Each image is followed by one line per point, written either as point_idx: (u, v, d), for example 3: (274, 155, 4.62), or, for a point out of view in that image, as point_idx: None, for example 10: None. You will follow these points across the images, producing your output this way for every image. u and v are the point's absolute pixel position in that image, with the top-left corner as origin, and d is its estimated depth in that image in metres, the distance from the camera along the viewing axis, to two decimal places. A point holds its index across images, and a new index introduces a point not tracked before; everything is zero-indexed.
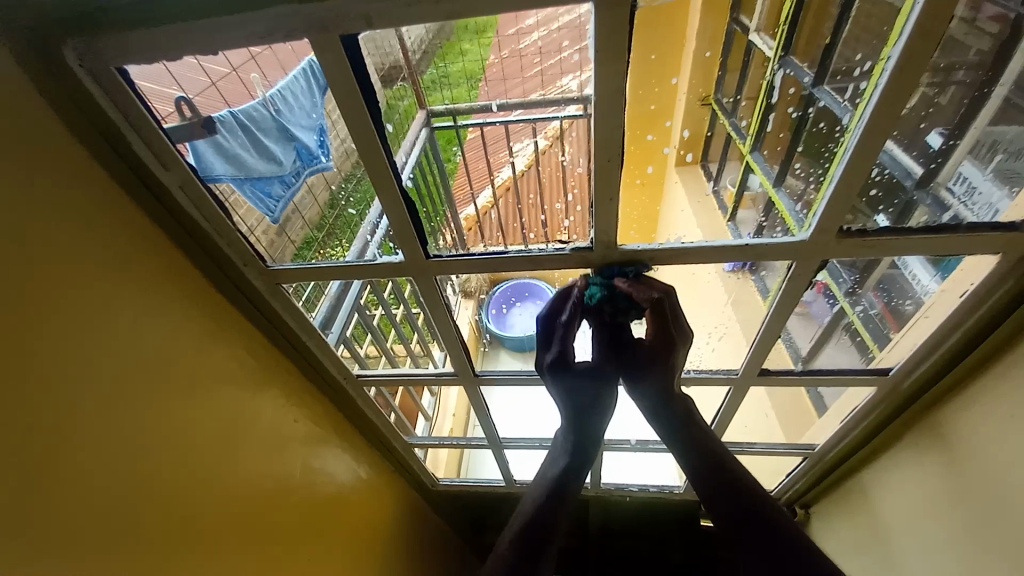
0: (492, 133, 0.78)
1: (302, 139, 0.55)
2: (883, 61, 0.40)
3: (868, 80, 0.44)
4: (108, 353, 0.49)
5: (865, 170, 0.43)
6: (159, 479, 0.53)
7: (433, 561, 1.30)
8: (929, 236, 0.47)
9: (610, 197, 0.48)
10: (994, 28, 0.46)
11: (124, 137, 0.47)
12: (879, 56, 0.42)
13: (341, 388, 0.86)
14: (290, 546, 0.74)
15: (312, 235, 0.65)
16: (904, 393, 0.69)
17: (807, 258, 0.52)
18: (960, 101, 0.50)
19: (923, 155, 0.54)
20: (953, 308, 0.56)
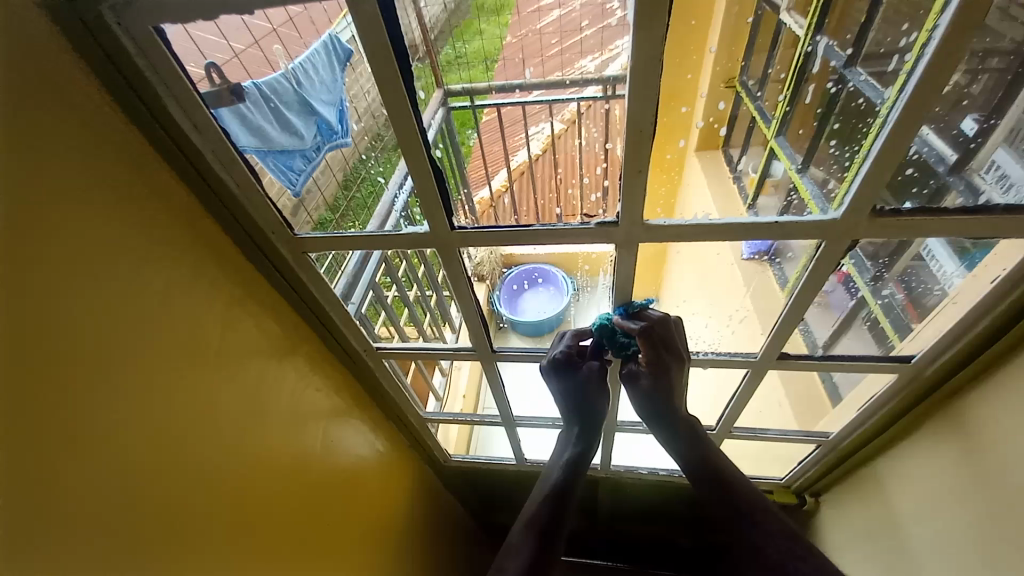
0: (510, 114, 0.75)
1: (323, 114, 0.55)
2: (928, 33, 0.38)
3: (905, 63, 0.44)
4: (142, 311, 0.50)
5: (902, 147, 0.42)
6: (188, 435, 0.56)
7: (444, 535, 1.33)
8: (962, 217, 0.47)
9: (639, 171, 0.47)
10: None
11: (160, 101, 0.48)
12: (923, 30, 0.41)
13: (361, 361, 0.87)
14: (300, 549, 0.74)
15: (327, 215, 0.64)
16: (925, 381, 0.69)
17: (836, 239, 0.51)
18: (997, 84, 0.48)
19: (956, 141, 0.52)
20: (981, 295, 0.55)
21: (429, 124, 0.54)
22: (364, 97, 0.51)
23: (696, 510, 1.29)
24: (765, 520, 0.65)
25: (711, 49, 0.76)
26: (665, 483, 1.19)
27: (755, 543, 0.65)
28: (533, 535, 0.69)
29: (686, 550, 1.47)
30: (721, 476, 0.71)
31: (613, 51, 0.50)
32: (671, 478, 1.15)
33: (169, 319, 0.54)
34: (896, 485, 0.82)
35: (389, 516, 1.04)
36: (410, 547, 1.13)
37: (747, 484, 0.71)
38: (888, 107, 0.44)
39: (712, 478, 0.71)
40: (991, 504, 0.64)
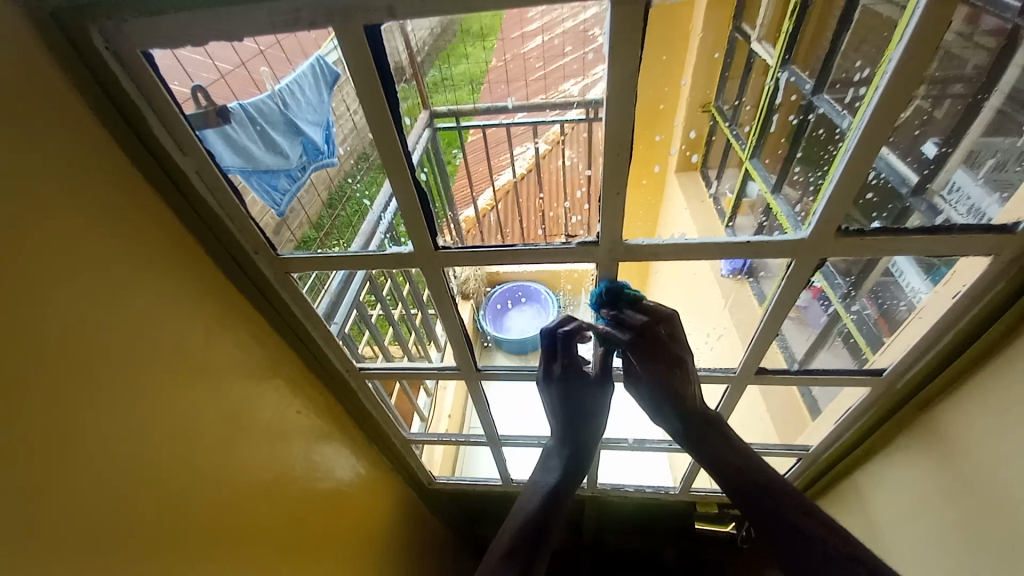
0: (494, 135, 0.76)
1: (309, 134, 0.56)
2: (884, 64, 0.41)
3: (862, 102, 0.45)
4: (121, 332, 0.49)
5: (864, 169, 0.45)
6: (168, 458, 0.54)
7: (427, 560, 1.30)
8: (925, 236, 0.49)
9: (617, 191, 0.49)
10: (992, 42, 0.47)
11: (146, 123, 0.48)
12: (879, 63, 0.44)
13: (343, 381, 0.86)
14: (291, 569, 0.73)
15: (311, 234, 0.63)
16: (898, 393, 0.71)
17: (807, 257, 0.53)
18: (956, 110, 0.52)
19: (918, 162, 0.55)
20: (946, 309, 0.58)
21: (413, 149, 0.55)
22: (350, 119, 0.53)
23: (683, 529, 1.28)
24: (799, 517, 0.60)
25: (682, 80, 0.72)
26: (651, 501, 1.19)
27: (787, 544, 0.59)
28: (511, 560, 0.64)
29: (672, 569, 1.47)
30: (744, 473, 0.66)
31: (593, 78, 0.54)
32: (657, 495, 1.15)
33: (149, 339, 0.53)
34: (875, 497, 0.83)
35: (368, 540, 1.00)
36: (391, 571, 1.09)
37: (776, 479, 0.65)
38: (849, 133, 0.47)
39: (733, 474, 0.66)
40: (968, 512, 0.65)
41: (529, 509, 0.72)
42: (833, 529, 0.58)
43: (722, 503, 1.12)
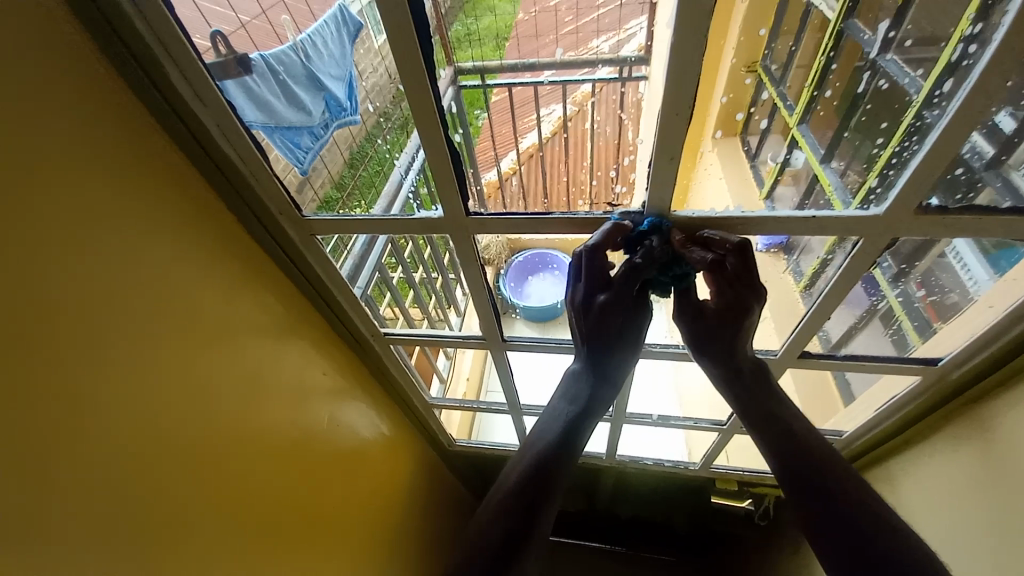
0: (520, 94, 0.68)
1: (332, 89, 0.53)
2: (973, 16, 0.39)
3: (952, 33, 0.43)
4: (142, 292, 0.49)
5: (958, 140, 0.40)
6: (191, 414, 0.55)
7: (447, 517, 1.35)
8: (1013, 217, 0.44)
9: (669, 157, 0.45)
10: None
11: (159, 69, 0.45)
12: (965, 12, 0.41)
13: (367, 345, 0.86)
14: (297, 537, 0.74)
15: (333, 193, 0.61)
16: (949, 384, 0.67)
17: (875, 237, 0.49)
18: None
19: (996, 139, 0.47)
20: (1018, 299, 0.54)
21: (448, 103, 0.51)
22: (374, 75, 0.50)
23: (699, 501, 1.29)
24: (846, 480, 0.61)
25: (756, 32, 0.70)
26: (670, 474, 1.19)
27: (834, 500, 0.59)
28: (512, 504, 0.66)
29: (686, 536, 1.52)
30: (798, 440, 0.64)
31: (628, 32, 0.59)
32: (675, 469, 1.15)
33: (172, 299, 0.53)
34: (910, 487, 0.80)
35: (364, 514, 0.93)
36: (397, 528, 1.07)
37: (815, 435, 0.65)
38: (942, 99, 0.41)
39: (790, 442, 0.64)
40: (1011, 507, 0.62)
41: (542, 450, 0.70)
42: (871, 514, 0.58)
43: (742, 480, 1.11)
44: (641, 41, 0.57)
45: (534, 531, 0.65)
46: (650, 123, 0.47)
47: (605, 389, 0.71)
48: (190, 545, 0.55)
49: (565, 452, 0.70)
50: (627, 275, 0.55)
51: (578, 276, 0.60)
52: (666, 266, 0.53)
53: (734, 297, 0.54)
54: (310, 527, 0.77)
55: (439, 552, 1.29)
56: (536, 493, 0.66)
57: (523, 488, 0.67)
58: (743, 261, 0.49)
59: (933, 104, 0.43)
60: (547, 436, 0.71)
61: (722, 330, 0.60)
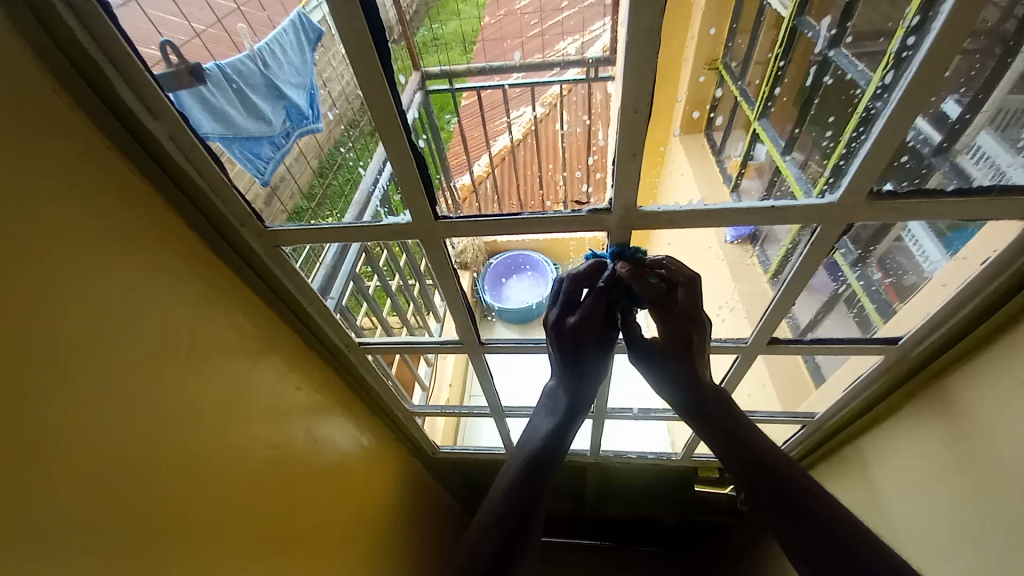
0: (490, 98, 0.71)
1: (292, 97, 0.52)
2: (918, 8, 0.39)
3: (898, 27, 0.44)
4: (104, 314, 0.47)
5: (903, 127, 0.41)
6: (162, 440, 0.53)
7: (434, 527, 1.33)
8: (959, 199, 0.46)
9: (633, 154, 0.46)
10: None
11: (107, 82, 0.43)
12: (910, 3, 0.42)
13: (342, 357, 0.85)
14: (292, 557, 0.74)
15: (303, 204, 0.60)
16: (911, 361, 0.70)
17: (832, 223, 0.50)
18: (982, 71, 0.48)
19: (943, 126, 0.52)
20: (971, 276, 0.56)
21: (408, 110, 0.50)
22: (339, 84, 0.50)
23: (682, 492, 1.31)
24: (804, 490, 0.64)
25: (711, 29, 0.68)
26: (654, 467, 1.21)
27: (789, 511, 0.63)
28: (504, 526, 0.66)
29: (672, 529, 1.54)
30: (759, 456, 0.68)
31: (591, 35, 0.56)
32: (659, 461, 1.17)
33: (136, 321, 0.50)
34: (880, 463, 0.84)
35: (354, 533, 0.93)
36: (382, 549, 1.04)
37: (778, 453, 0.69)
38: (886, 91, 0.43)
39: (751, 458, 0.68)
40: (974, 474, 0.65)
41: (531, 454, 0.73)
42: (831, 506, 0.62)
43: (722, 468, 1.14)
44: (604, 42, 0.53)
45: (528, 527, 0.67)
46: (613, 121, 0.47)
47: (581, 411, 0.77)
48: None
49: (550, 455, 0.73)
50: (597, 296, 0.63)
51: (554, 298, 0.68)
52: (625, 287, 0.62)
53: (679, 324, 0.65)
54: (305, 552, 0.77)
55: (427, 563, 1.27)
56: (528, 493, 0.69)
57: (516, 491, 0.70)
58: (689, 287, 0.61)
59: (879, 95, 0.45)
60: (535, 438, 0.75)
61: (675, 355, 0.68)
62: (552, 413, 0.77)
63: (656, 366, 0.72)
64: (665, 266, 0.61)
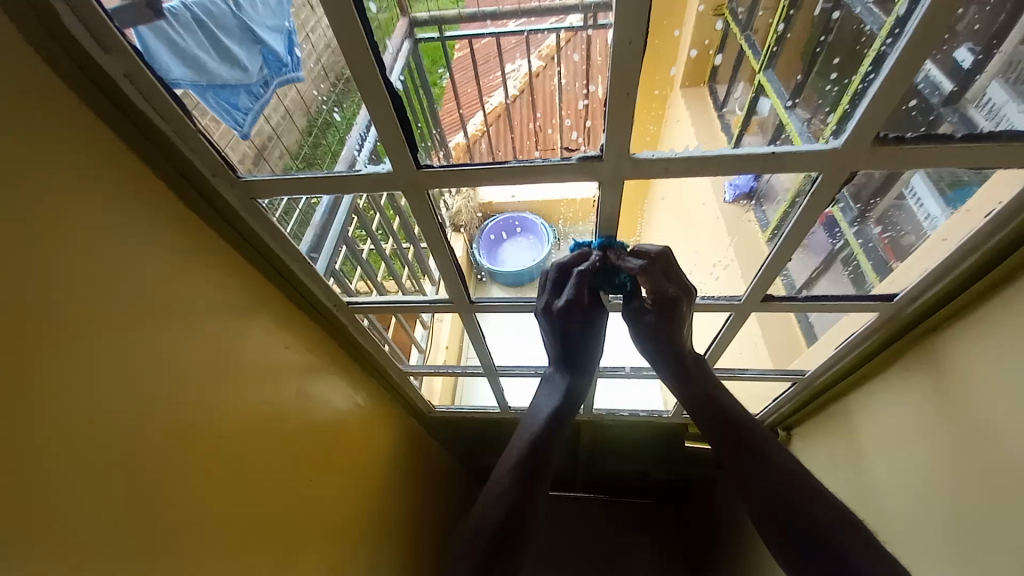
0: (483, 49, 0.66)
1: (268, 42, 0.48)
2: None
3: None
4: (82, 265, 0.45)
5: (916, 61, 0.38)
6: (149, 392, 0.52)
7: (430, 482, 1.38)
8: (965, 145, 0.44)
9: (626, 95, 0.43)
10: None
11: (55, 15, 0.40)
12: None
13: (332, 315, 0.84)
14: (284, 539, 0.75)
15: (292, 165, 0.57)
16: (902, 318, 0.70)
17: (833, 171, 0.48)
18: (994, 16, 0.47)
19: (954, 74, 0.50)
20: (972, 231, 0.55)
21: (390, 67, 0.48)
22: (319, 35, 0.46)
23: (672, 447, 1.35)
24: (775, 452, 0.69)
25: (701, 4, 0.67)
26: (643, 424, 1.24)
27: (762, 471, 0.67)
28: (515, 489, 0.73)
29: (660, 483, 1.60)
30: (737, 422, 0.72)
31: None
32: (649, 418, 1.20)
33: (118, 273, 0.49)
34: (864, 417, 0.85)
35: (346, 517, 0.94)
36: (378, 507, 1.07)
37: (749, 420, 0.73)
38: (897, 28, 0.41)
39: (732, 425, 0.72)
40: (955, 425, 0.67)
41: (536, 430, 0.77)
42: (819, 493, 0.65)
43: None
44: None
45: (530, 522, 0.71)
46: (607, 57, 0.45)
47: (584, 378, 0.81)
48: (166, 523, 0.54)
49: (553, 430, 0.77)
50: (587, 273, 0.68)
51: (556, 287, 0.72)
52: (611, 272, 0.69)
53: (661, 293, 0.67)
54: (303, 531, 0.80)
55: (426, 514, 1.33)
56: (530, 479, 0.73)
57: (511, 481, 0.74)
58: (665, 262, 0.67)
59: (892, 34, 0.42)
60: (538, 418, 0.79)
61: (659, 322, 0.71)
62: (555, 387, 0.82)
63: (642, 338, 0.75)
64: (644, 249, 0.67)
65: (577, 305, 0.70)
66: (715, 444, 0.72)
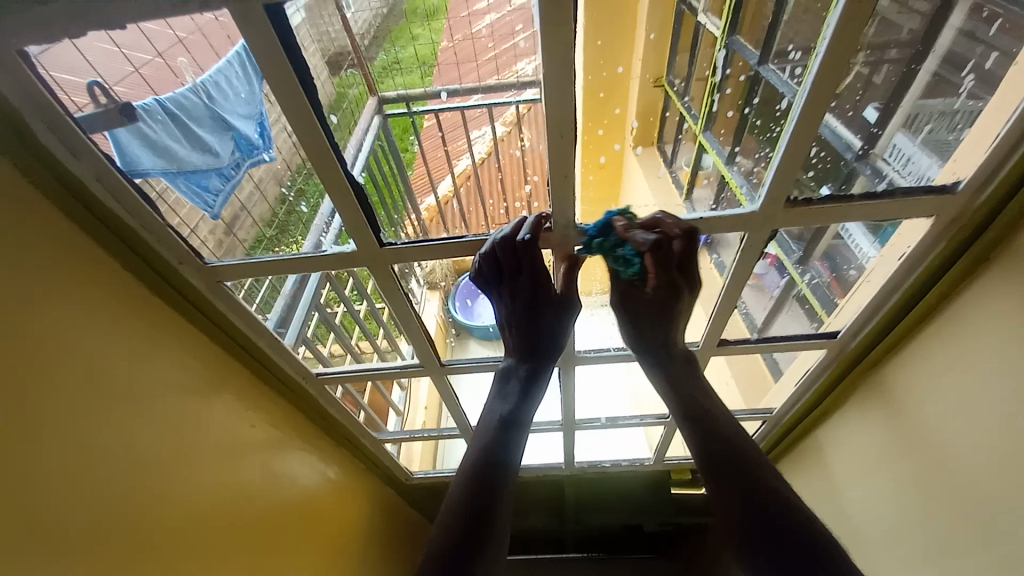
0: (449, 120, 0.73)
1: (240, 128, 0.52)
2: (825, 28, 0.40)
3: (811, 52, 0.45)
4: (34, 372, 0.45)
5: (809, 138, 0.44)
6: (107, 495, 0.50)
7: (412, 556, 1.30)
8: (867, 202, 0.50)
9: (565, 175, 0.46)
10: (924, 8, 0.52)
11: (28, 129, 0.42)
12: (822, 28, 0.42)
13: (301, 388, 0.82)
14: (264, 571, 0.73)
15: (264, 233, 0.61)
16: (850, 355, 0.74)
17: (758, 230, 0.53)
18: (893, 78, 0.56)
19: (864, 129, 0.58)
20: (891, 271, 0.60)
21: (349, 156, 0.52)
22: (284, 130, 0.50)
23: (659, 496, 1.33)
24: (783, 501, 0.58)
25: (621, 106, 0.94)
26: (628, 474, 1.23)
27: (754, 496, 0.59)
28: (467, 513, 0.58)
29: (653, 534, 1.55)
30: (736, 463, 0.61)
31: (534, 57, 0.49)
32: (632, 468, 1.19)
33: (74, 372, 0.48)
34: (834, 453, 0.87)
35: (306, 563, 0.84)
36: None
37: (751, 456, 0.62)
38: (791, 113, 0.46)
39: (731, 464, 0.61)
40: (912, 452, 0.70)
41: (473, 469, 0.62)
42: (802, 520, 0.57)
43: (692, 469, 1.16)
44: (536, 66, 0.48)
45: (493, 517, 0.59)
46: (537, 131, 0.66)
47: (539, 395, 0.66)
48: None
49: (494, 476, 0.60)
50: (529, 246, 0.52)
51: (489, 266, 0.57)
52: (619, 250, 0.53)
53: (670, 280, 0.57)
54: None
55: None
56: (489, 481, 0.60)
57: (467, 499, 0.59)
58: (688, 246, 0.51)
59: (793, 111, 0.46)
60: (474, 440, 0.65)
61: (655, 309, 0.63)
62: (512, 391, 0.66)
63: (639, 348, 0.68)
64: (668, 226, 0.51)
65: (524, 286, 0.58)
66: (708, 483, 0.63)
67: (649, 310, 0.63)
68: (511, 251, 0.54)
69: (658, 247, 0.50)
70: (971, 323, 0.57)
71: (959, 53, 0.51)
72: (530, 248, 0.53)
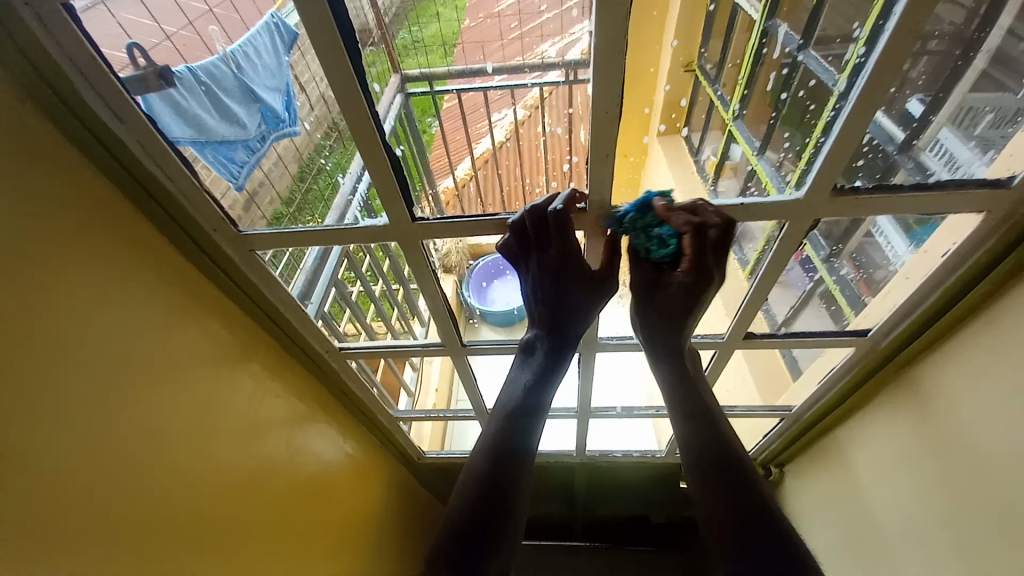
0: (471, 100, 0.72)
1: (267, 100, 0.51)
2: (886, 8, 0.38)
3: (861, 40, 0.45)
4: (73, 329, 0.46)
5: (861, 126, 0.43)
6: (137, 455, 0.52)
7: (422, 534, 1.32)
8: (916, 194, 0.48)
9: (606, 155, 0.46)
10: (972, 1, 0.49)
11: (75, 90, 0.43)
12: (869, 18, 0.43)
13: (324, 362, 0.83)
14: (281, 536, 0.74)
15: (282, 210, 0.60)
16: (880, 353, 0.72)
17: (798, 220, 0.52)
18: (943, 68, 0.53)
19: (905, 122, 0.56)
20: (931, 269, 0.58)
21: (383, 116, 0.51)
22: (314, 84, 0.49)
23: (667, 488, 1.33)
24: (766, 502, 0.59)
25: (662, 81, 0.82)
26: (640, 464, 1.23)
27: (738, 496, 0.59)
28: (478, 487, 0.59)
29: (660, 525, 1.56)
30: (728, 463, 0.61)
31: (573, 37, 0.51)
32: (645, 458, 1.19)
33: (110, 332, 0.49)
34: (855, 451, 0.86)
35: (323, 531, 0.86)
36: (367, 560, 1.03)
37: (742, 455, 0.62)
38: (840, 101, 0.45)
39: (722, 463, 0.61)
40: (937, 454, 0.69)
41: (489, 446, 0.62)
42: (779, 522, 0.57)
43: None
44: (583, 45, 0.46)
45: (507, 496, 0.59)
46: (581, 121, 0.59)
47: (560, 373, 0.65)
48: None
49: (508, 457, 0.61)
50: (561, 220, 0.51)
51: (519, 238, 0.56)
52: (653, 232, 0.52)
53: (699, 267, 0.54)
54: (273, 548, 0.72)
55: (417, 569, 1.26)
56: (504, 461, 0.60)
57: (484, 476, 0.60)
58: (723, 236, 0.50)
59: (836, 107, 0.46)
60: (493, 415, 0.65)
61: (683, 303, 0.59)
62: (531, 366, 0.65)
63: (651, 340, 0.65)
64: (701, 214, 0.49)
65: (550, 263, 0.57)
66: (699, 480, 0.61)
67: (673, 305, 0.60)
68: (541, 225, 0.53)
69: (699, 231, 0.49)
70: (1015, 324, 0.56)
71: (1009, 48, 0.49)
72: (563, 223, 0.52)
